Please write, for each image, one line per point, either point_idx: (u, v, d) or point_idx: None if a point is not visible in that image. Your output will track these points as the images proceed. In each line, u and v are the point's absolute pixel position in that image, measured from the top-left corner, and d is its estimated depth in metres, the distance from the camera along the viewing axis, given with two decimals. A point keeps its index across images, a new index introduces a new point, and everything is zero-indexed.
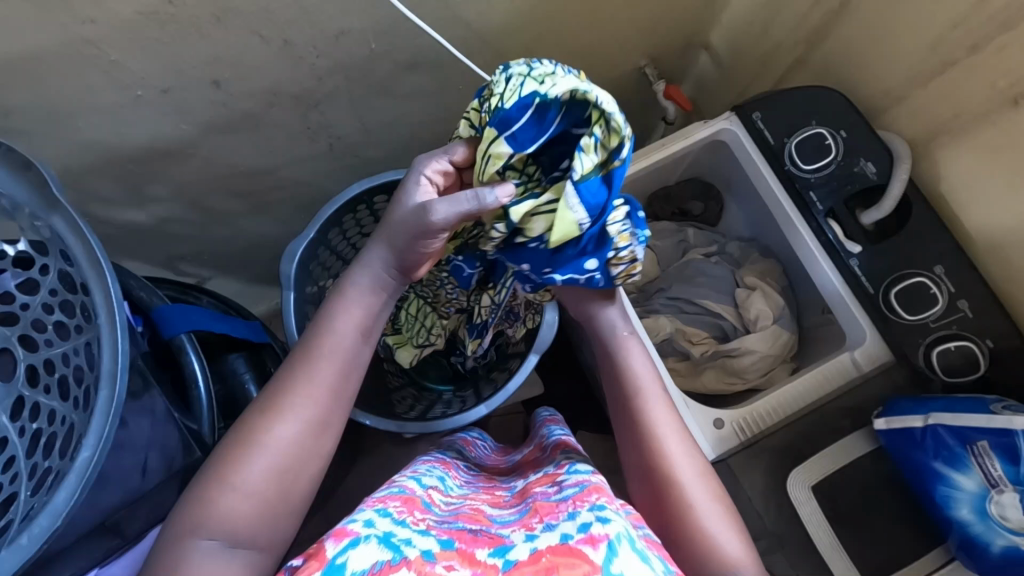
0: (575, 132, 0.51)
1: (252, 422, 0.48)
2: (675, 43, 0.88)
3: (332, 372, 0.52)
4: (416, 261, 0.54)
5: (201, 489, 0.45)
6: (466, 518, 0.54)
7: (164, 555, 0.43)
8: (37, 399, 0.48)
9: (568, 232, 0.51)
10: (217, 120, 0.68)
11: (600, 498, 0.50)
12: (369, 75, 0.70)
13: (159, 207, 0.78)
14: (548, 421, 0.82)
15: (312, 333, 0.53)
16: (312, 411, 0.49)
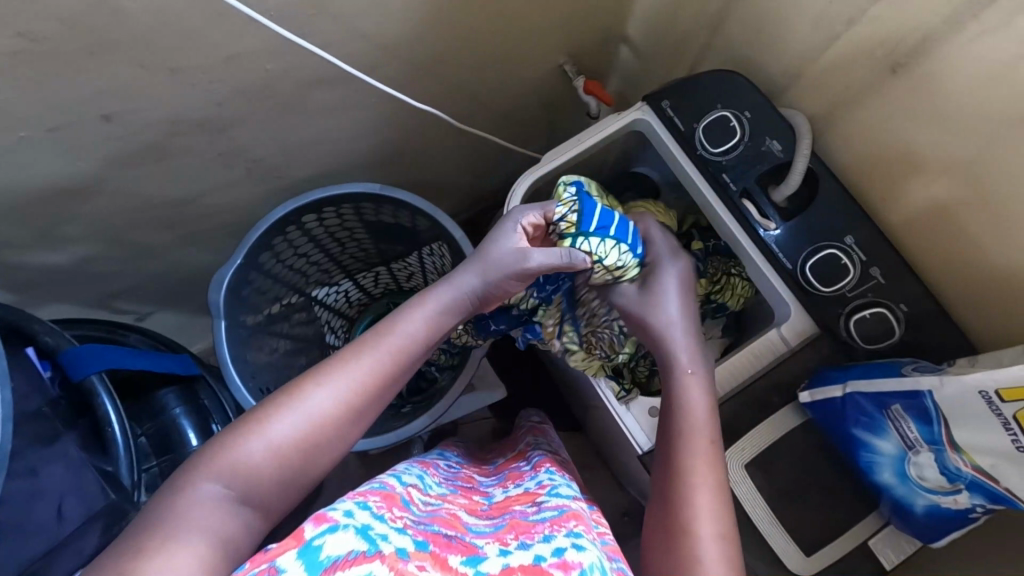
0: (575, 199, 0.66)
1: (311, 378, 0.52)
2: (592, 41, 0.92)
3: (382, 373, 0.54)
4: (495, 297, 0.63)
5: (237, 433, 0.49)
6: (442, 522, 0.54)
7: (183, 479, 0.47)
8: None
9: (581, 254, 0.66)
10: (116, 154, 0.66)
11: (577, 526, 0.53)
12: (275, 96, 0.69)
13: (77, 246, 0.78)
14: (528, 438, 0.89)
15: (381, 328, 0.57)
16: (354, 394, 0.53)
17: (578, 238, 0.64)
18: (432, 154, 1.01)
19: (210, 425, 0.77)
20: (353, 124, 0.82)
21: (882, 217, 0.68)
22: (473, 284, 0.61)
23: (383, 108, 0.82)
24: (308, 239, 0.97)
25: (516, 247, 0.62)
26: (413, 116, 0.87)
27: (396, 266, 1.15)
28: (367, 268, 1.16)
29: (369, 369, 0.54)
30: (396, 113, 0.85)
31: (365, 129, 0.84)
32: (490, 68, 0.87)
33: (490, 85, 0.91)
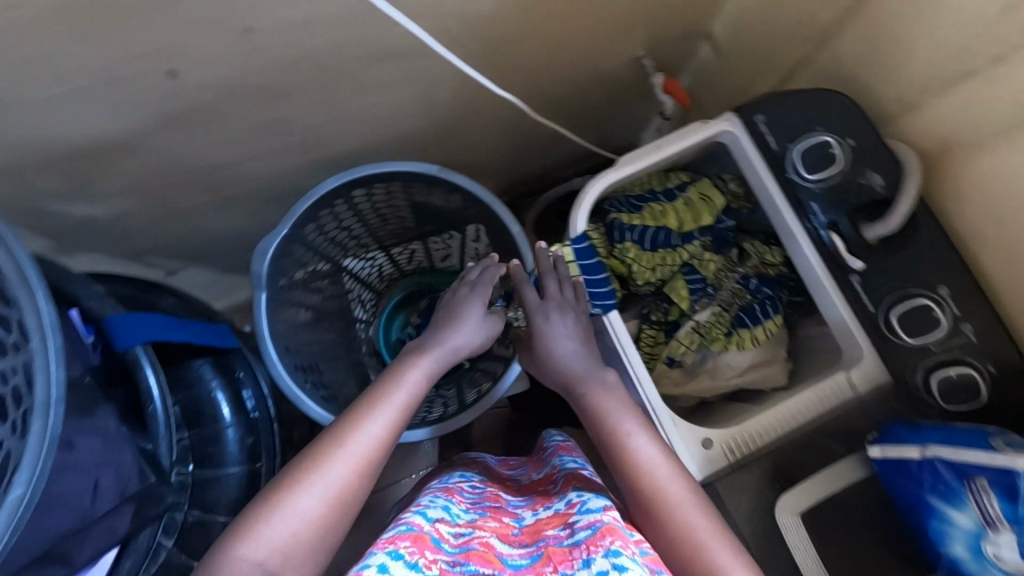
0: (617, 224, 0.78)
1: (330, 442, 0.54)
2: (674, 34, 0.89)
3: (394, 427, 0.57)
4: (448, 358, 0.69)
5: (269, 503, 0.50)
6: (477, 559, 0.53)
7: (219, 555, 0.48)
8: None
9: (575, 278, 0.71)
10: (169, 114, 0.62)
11: (615, 542, 0.50)
12: (341, 63, 0.64)
13: (115, 201, 0.75)
14: (560, 450, 0.81)
15: (383, 385, 0.61)
16: (371, 450, 0.55)
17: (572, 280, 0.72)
18: (488, 134, 0.97)
19: (244, 399, 0.74)
20: (414, 98, 0.77)
21: (984, 269, 0.63)
22: (452, 345, 0.67)
23: (446, 84, 0.77)
24: (352, 214, 0.94)
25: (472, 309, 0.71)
26: (474, 94, 0.82)
27: (433, 242, 1.14)
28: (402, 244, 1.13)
29: (383, 424, 0.57)
30: (457, 90, 0.79)
31: (423, 103, 0.79)
32: (558, 52, 0.81)
33: (557, 70, 0.85)
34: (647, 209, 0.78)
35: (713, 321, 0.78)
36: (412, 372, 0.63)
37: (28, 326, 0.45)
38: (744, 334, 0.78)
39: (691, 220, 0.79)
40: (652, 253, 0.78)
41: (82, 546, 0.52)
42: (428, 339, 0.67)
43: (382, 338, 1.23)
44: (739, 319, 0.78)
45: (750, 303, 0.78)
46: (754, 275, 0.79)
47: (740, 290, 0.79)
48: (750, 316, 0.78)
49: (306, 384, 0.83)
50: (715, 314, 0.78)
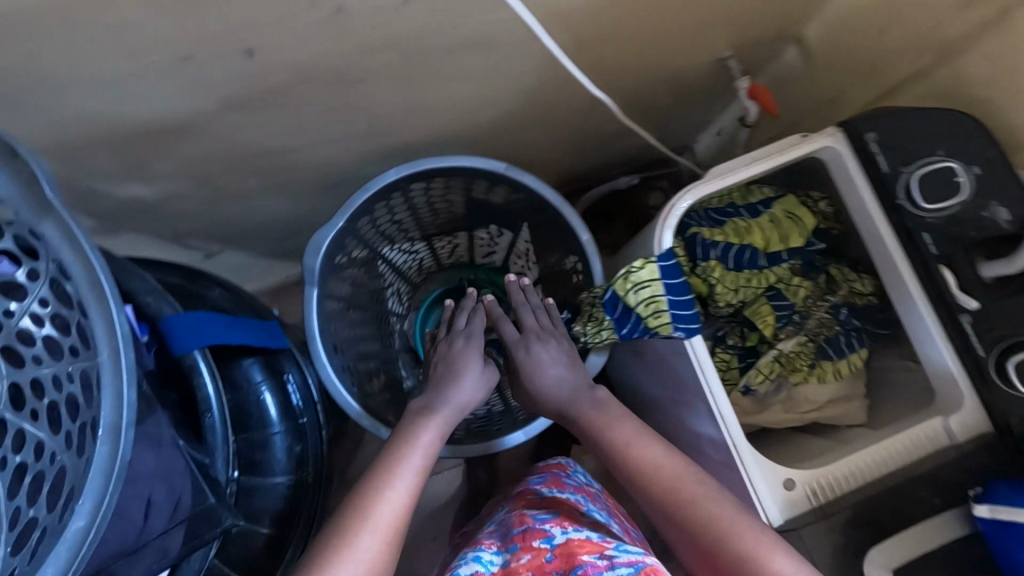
0: (696, 238, 0.72)
1: (356, 513, 0.59)
2: (766, 36, 0.83)
3: (414, 490, 0.63)
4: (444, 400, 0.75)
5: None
6: None
7: None
8: (23, 428, 0.38)
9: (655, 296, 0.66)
10: (240, 95, 0.56)
11: None
12: (427, 51, 0.59)
13: (167, 183, 0.70)
14: (586, 492, 0.70)
15: (397, 451, 0.66)
16: (393, 517, 0.60)
17: (653, 299, 0.66)
18: (553, 130, 0.92)
19: (293, 403, 0.69)
20: (490, 90, 0.72)
21: None
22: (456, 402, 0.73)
23: (525, 78, 0.71)
24: (407, 208, 0.89)
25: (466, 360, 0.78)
26: (548, 90, 0.76)
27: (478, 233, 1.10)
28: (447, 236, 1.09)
29: (404, 490, 0.62)
30: (534, 84, 0.74)
31: (497, 96, 0.74)
32: (641, 47, 0.75)
33: (635, 68, 0.80)
34: (733, 226, 0.73)
35: (794, 351, 0.73)
36: (424, 438, 0.68)
37: (91, 333, 0.43)
38: (826, 365, 0.73)
39: (775, 240, 0.74)
40: (736, 273, 0.73)
41: (131, 570, 0.48)
42: (435, 399, 0.74)
43: (418, 333, 1.18)
44: (822, 350, 0.73)
45: (835, 333, 0.74)
46: (840, 305, 0.74)
47: (827, 320, 0.74)
48: (832, 347, 0.73)
49: (354, 387, 0.79)
50: (799, 343, 0.74)
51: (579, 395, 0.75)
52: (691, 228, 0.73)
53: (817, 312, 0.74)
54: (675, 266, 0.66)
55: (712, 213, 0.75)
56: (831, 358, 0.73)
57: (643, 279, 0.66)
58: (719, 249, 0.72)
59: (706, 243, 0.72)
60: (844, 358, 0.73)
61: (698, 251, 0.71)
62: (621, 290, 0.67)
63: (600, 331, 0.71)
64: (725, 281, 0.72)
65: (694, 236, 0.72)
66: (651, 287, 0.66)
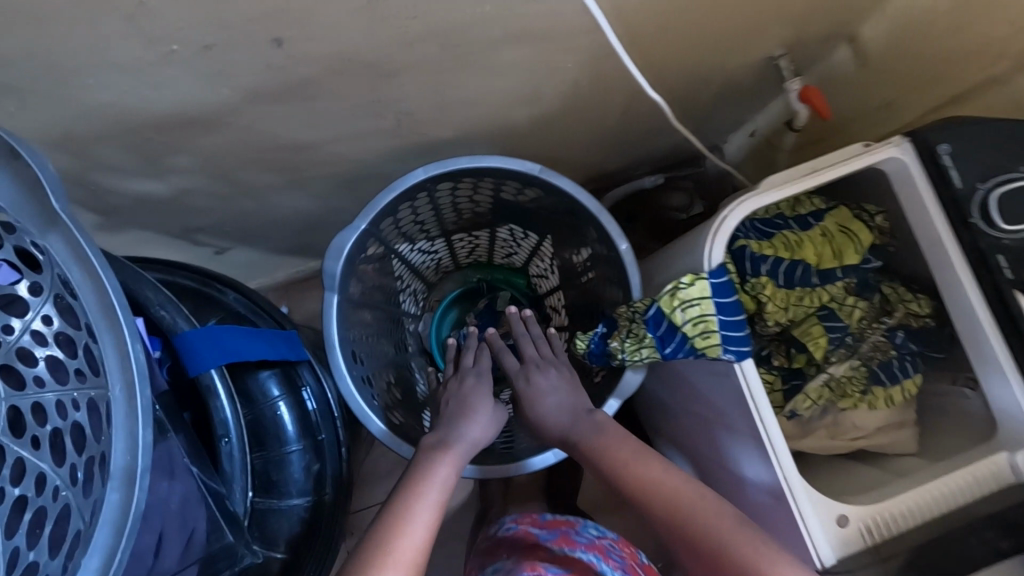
0: (744, 252, 0.68)
1: (374, 551, 0.58)
2: (820, 34, 0.78)
3: (431, 524, 0.63)
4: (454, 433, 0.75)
5: None
6: None
7: None
8: (26, 459, 0.33)
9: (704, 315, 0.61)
10: (265, 88, 0.52)
11: None
12: (469, 43, 0.54)
13: (181, 178, 0.65)
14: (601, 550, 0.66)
15: (413, 487, 0.66)
16: (412, 554, 0.59)
17: (701, 319, 0.61)
18: (587, 129, 0.87)
19: (311, 419, 0.64)
20: (527, 86, 0.67)
21: None
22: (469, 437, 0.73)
23: (565, 73, 0.66)
24: (430, 207, 0.84)
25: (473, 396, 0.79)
26: (586, 87, 0.72)
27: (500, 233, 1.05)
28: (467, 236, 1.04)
29: (422, 526, 0.62)
30: (572, 80, 0.69)
31: (533, 92, 0.69)
32: (685, 42, 0.70)
33: (677, 66, 0.75)
34: (781, 241, 0.69)
35: (844, 375, 0.69)
36: (438, 473, 0.68)
37: (99, 358, 0.39)
38: (878, 390, 0.69)
39: (828, 255, 0.69)
40: (787, 290, 0.68)
41: None
42: (449, 434, 0.74)
43: (434, 335, 1.14)
44: (874, 374, 0.69)
45: (889, 357, 0.69)
46: (895, 328, 0.70)
47: (881, 343, 0.69)
48: (886, 372, 0.69)
49: (374, 400, 0.75)
50: (851, 367, 0.69)
51: (580, 420, 0.73)
52: (739, 240, 0.68)
53: (870, 335, 0.70)
54: (727, 282, 0.61)
55: (760, 225, 0.71)
56: (884, 383, 0.69)
57: (690, 297, 0.61)
58: (769, 264, 0.67)
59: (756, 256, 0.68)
60: (898, 383, 0.69)
61: (747, 264, 0.67)
62: (667, 308, 0.62)
63: (640, 349, 0.67)
64: (776, 298, 0.67)
65: (744, 249, 0.68)
66: (700, 305, 0.61)
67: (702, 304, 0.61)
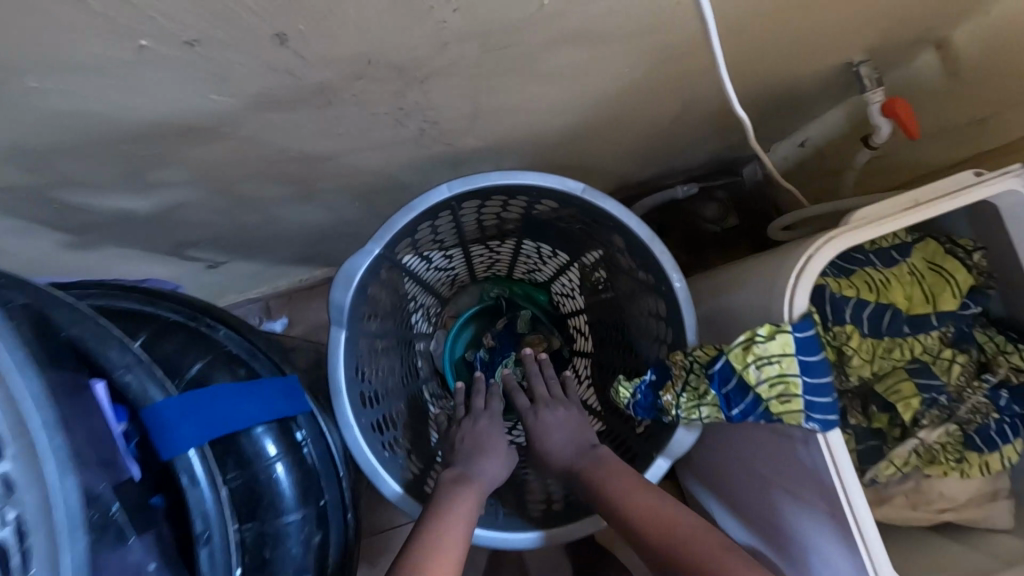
0: (831, 295, 0.57)
1: None
2: (910, 37, 0.67)
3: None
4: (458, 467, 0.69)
5: None
6: None
7: None
8: None
9: (781, 378, 0.51)
10: (269, 95, 0.42)
11: None
12: (519, 41, 0.44)
13: (167, 194, 0.55)
14: None
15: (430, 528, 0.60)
16: None
17: (778, 381, 0.51)
18: (630, 138, 0.77)
19: (315, 484, 0.55)
20: (576, 92, 0.57)
21: None
22: (485, 473, 0.68)
23: (620, 77, 0.56)
24: (452, 223, 0.74)
25: (482, 429, 0.73)
26: (640, 93, 0.62)
27: (524, 249, 0.95)
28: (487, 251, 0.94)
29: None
30: (626, 85, 0.59)
31: (582, 98, 0.59)
32: (759, 43, 0.60)
33: (743, 69, 0.64)
34: (864, 281, 0.59)
35: (936, 440, 0.59)
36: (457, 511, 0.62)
37: (14, 474, 0.34)
38: (976, 459, 0.59)
39: (921, 302, 0.59)
40: (873, 342, 0.57)
41: None
42: (465, 467, 0.68)
43: (446, 354, 1.04)
44: (973, 439, 0.59)
45: (990, 420, 0.59)
46: (995, 386, 0.60)
47: (982, 404, 0.59)
48: (988, 438, 0.59)
49: (384, 451, 0.65)
50: (946, 432, 0.59)
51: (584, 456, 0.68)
52: (825, 282, 0.58)
53: (969, 396, 0.60)
54: (814, 339, 0.50)
55: (848, 263, 0.60)
56: (984, 450, 0.59)
57: (768, 356, 0.51)
58: (856, 312, 0.57)
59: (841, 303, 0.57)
60: (1001, 451, 0.59)
61: (831, 310, 0.57)
62: (737, 365, 0.53)
63: (698, 407, 0.57)
64: (863, 352, 0.57)
65: (828, 292, 0.57)
66: (779, 366, 0.51)
67: (781, 366, 0.51)
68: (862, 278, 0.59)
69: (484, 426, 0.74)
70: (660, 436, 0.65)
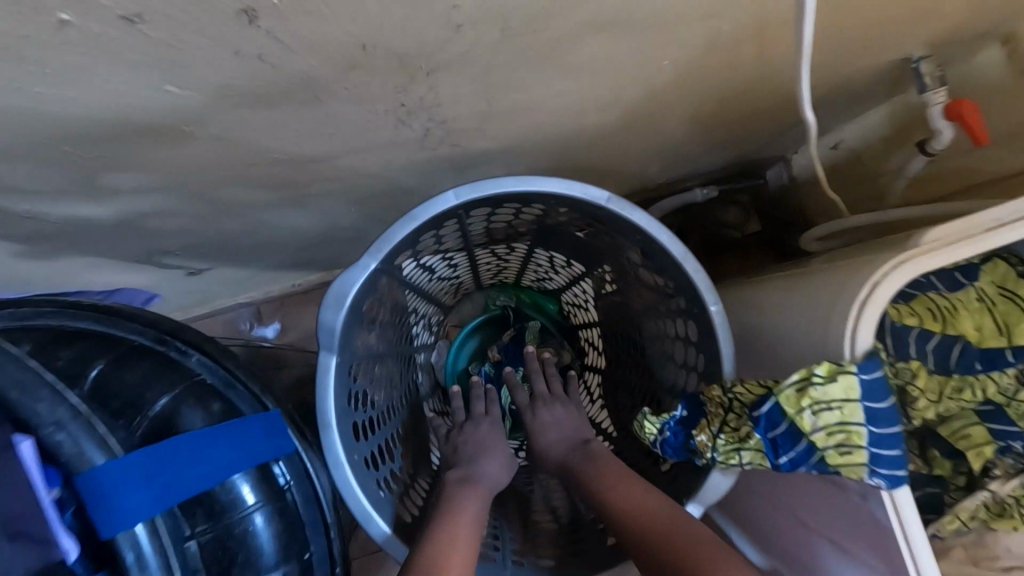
0: (896, 326, 0.50)
1: None
2: (978, 30, 0.59)
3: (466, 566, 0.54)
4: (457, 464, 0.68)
5: None
6: None
7: None
8: None
9: (837, 426, 0.44)
10: (242, 88, 0.34)
11: None
12: (546, 27, 0.37)
13: (131, 201, 0.48)
14: None
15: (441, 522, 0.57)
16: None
17: (836, 427, 0.44)
18: (657, 140, 0.69)
19: (298, 535, 0.49)
20: (605, 87, 0.49)
21: None
22: (488, 472, 0.66)
23: (656, 72, 0.49)
24: (458, 232, 0.67)
25: (481, 432, 0.71)
26: (675, 90, 0.54)
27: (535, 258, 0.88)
28: (495, 258, 0.87)
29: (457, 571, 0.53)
30: (661, 80, 0.51)
31: (610, 95, 0.51)
32: (814, 33, 0.52)
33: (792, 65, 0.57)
34: (926, 308, 0.51)
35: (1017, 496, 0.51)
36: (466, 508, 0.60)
37: None
38: None
39: (1004, 337, 0.51)
40: (943, 382, 0.50)
41: None
42: (468, 468, 0.66)
43: (450, 367, 0.97)
44: None
45: None
46: None
47: None
48: None
49: (378, 490, 0.58)
50: None
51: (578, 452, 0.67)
52: (891, 311, 0.51)
53: None
54: (884, 382, 0.43)
55: (917, 290, 0.53)
56: None
57: (826, 400, 0.43)
58: (924, 348, 0.50)
59: (906, 337, 0.50)
60: None
61: (894, 345, 0.50)
62: (788, 407, 0.45)
63: (738, 451, 0.50)
64: (931, 393, 0.50)
65: (892, 322, 0.50)
66: (837, 412, 0.44)
67: (838, 412, 0.44)
68: (935, 308, 0.51)
69: (484, 427, 0.72)
70: (690, 477, 0.58)
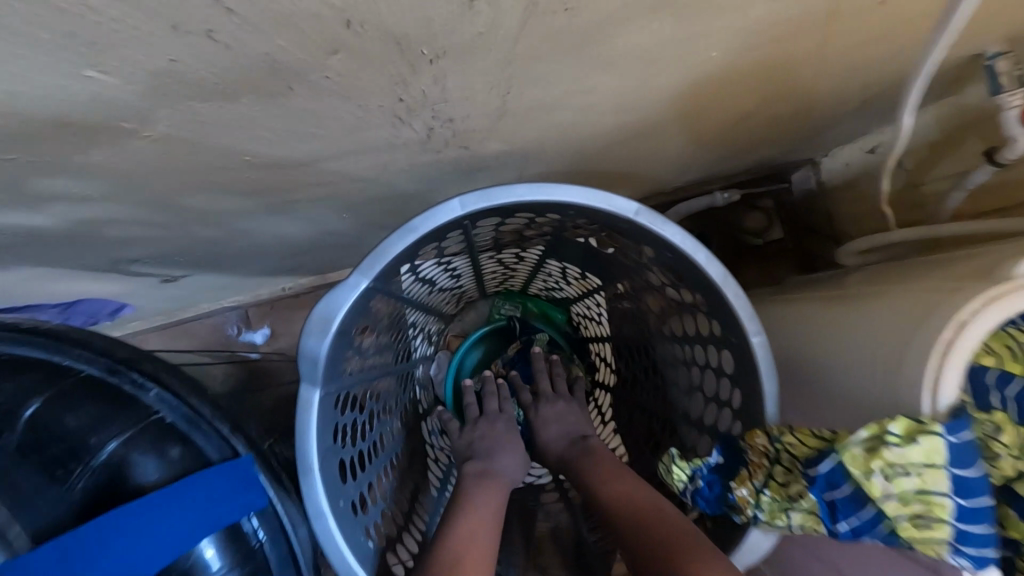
0: (984, 372, 0.39)
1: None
2: None
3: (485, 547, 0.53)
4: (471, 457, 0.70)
5: None
6: None
7: None
8: None
9: (921, 496, 0.36)
10: (192, 76, 0.26)
11: None
12: (583, 5, 0.29)
13: (77, 209, 0.40)
14: None
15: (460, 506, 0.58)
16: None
17: (918, 497, 0.37)
18: (688, 142, 0.62)
19: None
20: (641, 82, 0.42)
21: None
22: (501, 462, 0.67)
23: (702, 65, 0.41)
24: (463, 242, 0.59)
25: (492, 427, 0.73)
26: (719, 86, 0.47)
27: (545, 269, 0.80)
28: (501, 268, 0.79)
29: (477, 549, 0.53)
30: (705, 75, 0.44)
31: (645, 91, 0.44)
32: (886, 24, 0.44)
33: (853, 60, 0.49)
34: (1004, 345, 0.39)
35: None
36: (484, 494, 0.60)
37: None
38: None
39: None
40: None
41: None
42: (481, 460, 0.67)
43: (450, 382, 0.90)
44: None
45: None
46: None
47: None
48: None
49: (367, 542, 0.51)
50: None
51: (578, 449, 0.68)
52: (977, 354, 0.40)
53: None
54: (973, 446, 0.35)
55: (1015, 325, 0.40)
56: None
57: (907, 466, 0.36)
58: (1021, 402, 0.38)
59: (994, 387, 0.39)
60: None
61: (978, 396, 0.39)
62: (858, 470, 0.38)
63: (787, 512, 0.43)
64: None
65: (979, 367, 0.39)
66: (919, 479, 0.36)
67: (921, 479, 0.36)
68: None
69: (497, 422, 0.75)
70: (728, 531, 0.51)
